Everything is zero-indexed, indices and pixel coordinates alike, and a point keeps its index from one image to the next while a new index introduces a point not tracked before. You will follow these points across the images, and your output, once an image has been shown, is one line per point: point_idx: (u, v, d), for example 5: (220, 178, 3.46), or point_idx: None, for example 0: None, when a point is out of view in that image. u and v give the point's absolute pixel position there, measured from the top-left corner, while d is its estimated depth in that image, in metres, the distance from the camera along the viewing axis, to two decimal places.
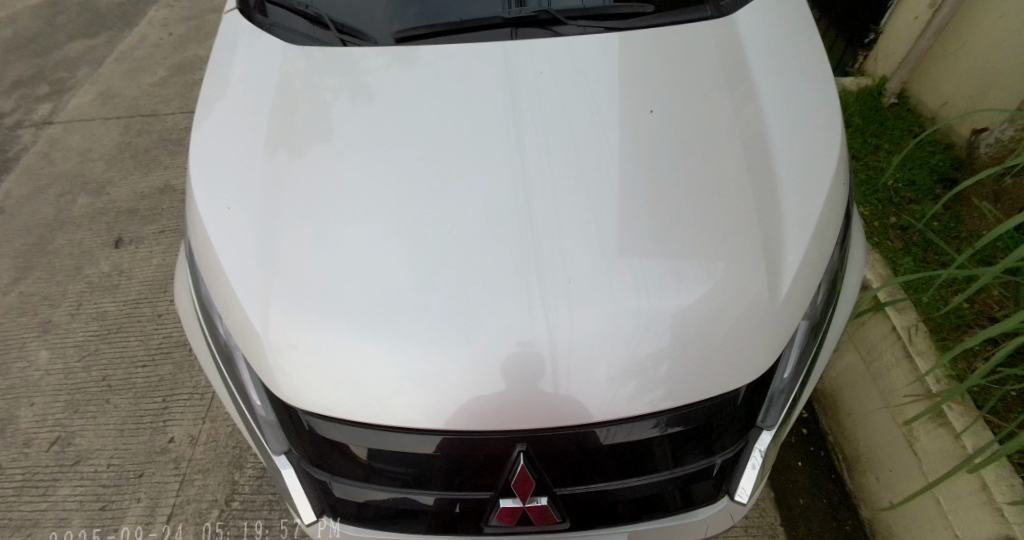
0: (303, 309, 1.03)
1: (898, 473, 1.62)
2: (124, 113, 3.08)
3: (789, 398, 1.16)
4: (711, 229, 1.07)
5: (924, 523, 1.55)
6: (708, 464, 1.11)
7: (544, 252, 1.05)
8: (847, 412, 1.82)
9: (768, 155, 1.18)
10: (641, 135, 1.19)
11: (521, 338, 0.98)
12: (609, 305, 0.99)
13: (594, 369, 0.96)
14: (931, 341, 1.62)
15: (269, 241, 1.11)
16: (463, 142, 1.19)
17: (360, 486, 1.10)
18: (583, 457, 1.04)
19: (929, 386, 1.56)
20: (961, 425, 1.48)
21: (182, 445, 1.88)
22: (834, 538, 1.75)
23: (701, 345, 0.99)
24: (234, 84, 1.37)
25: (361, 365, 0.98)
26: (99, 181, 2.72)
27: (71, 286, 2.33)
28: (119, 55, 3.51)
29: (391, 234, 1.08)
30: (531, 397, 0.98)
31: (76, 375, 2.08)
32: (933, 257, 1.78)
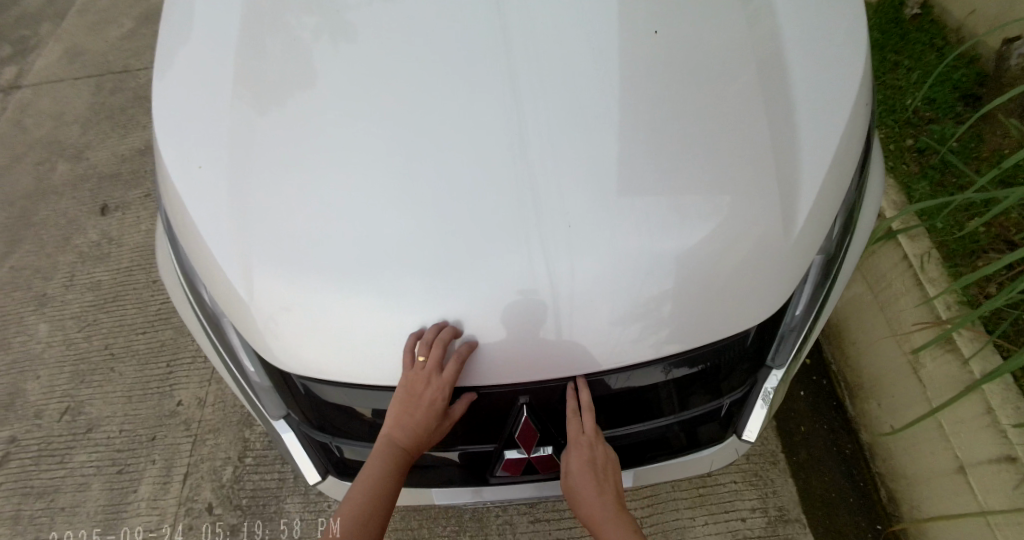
0: (291, 269, 1.02)
1: (900, 399, 1.70)
2: (95, 72, 2.96)
3: (800, 336, 1.21)
4: (716, 171, 1.05)
5: (927, 446, 1.63)
6: (718, 405, 1.17)
7: (541, 199, 1.03)
8: (851, 341, 1.87)
9: (774, 89, 1.13)
10: (642, 63, 1.14)
11: (520, 288, 0.98)
12: (611, 250, 0.98)
13: (589, 315, 0.98)
14: (943, 269, 1.65)
15: (254, 206, 1.08)
16: (452, 79, 1.13)
17: (363, 445, 1.17)
18: (596, 404, 1.10)
19: (939, 312, 1.60)
20: (969, 351, 1.54)
21: (191, 407, 1.91)
22: (833, 461, 1.84)
23: (698, 286, 1.00)
24: (200, 34, 1.29)
25: (360, 324, 0.99)
26: (76, 146, 2.64)
27: (61, 257, 2.30)
28: (82, 8, 3.33)
29: (380, 184, 1.05)
30: (528, 345, 1.00)
31: (77, 345, 2.09)
32: (951, 179, 1.78)
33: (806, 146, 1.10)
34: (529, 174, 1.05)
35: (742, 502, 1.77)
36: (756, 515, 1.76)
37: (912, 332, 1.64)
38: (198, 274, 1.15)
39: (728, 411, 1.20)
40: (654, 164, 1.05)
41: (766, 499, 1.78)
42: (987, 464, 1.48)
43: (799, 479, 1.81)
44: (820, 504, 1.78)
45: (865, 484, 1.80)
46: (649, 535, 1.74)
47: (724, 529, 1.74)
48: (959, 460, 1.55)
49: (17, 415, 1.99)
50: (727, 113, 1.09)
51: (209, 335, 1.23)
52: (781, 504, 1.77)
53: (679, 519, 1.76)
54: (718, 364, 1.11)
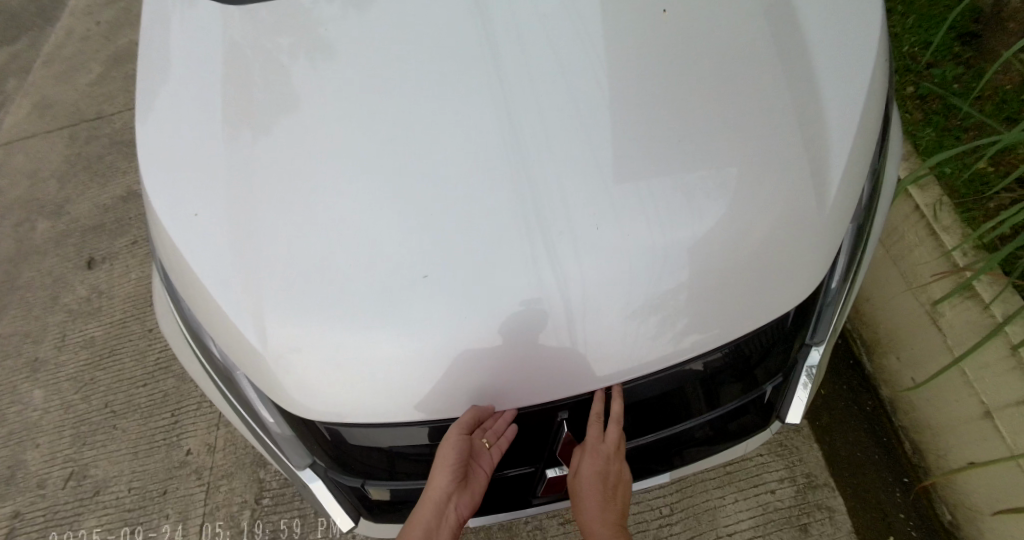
0: (299, 308, 1.00)
1: (922, 351, 1.67)
2: (67, 122, 2.92)
3: (836, 310, 1.27)
4: (723, 157, 1.02)
5: (952, 394, 1.61)
6: (760, 393, 1.27)
7: (544, 206, 1.00)
8: (866, 298, 1.85)
9: (776, 67, 1.10)
10: (631, 51, 1.11)
11: (527, 299, 0.96)
12: (623, 247, 0.96)
13: (607, 317, 0.96)
14: (957, 216, 1.62)
15: (251, 248, 1.05)
16: (441, 90, 1.10)
17: (393, 482, 1.18)
18: (650, 405, 1.17)
19: (956, 261, 1.57)
20: (990, 295, 1.51)
21: (201, 455, 1.89)
22: (858, 421, 1.83)
23: (718, 271, 0.98)
24: (172, 73, 1.27)
25: (371, 358, 0.97)
26: (56, 200, 2.61)
27: (51, 318, 2.27)
28: (46, 57, 3.29)
29: (381, 207, 1.02)
30: (532, 347, 0.98)
31: (75, 407, 2.06)
32: (956, 122, 1.76)
33: (812, 120, 1.07)
34: (530, 181, 1.02)
35: (769, 475, 1.75)
36: (785, 485, 1.73)
37: (930, 283, 1.61)
38: (201, 324, 1.13)
39: (770, 396, 1.30)
40: (656, 158, 1.02)
41: (793, 467, 1.75)
42: (1012, 407, 1.45)
43: (823, 443, 1.79)
44: (846, 466, 1.76)
45: (889, 440, 1.79)
46: (679, 518, 1.72)
47: (755, 504, 1.72)
48: (985, 405, 1.52)
49: (20, 488, 1.98)
50: (728, 97, 1.06)
51: (221, 387, 1.21)
52: (808, 471, 1.75)
53: (710, 500, 1.74)
54: (757, 356, 1.18)
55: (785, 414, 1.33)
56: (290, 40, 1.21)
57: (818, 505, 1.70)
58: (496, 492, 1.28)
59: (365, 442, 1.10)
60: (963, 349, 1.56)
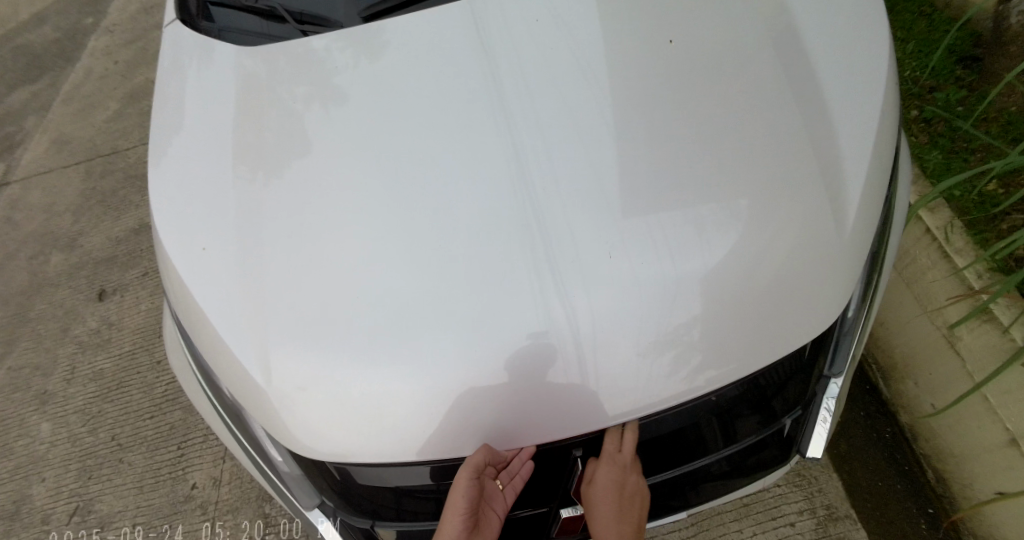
0: (305, 344, 1.00)
1: (940, 376, 1.64)
2: (84, 157, 2.98)
3: (854, 338, 1.26)
4: (734, 187, 1.02)
5: (974, 420, 1.56)
6: (779, 427, 1.24)
7: (553, 237, 1.00)
8: (880, 322, 1.82)
9: (784, 97, 1.11)
10: (637, 86, 1.13)
11: (536, 330, 0.95)
12: (632, 279, 0.96)
13: (618, 348, 0.94)
14: (969, 237, 1.60)
15: (260, 283, 1.06)
16: (451, 127, 1.13)
17: (402, 523, 1.15)
18: (668, 439, 1.15)
19: (971, 283, 1.54)
20: (1008, 319, 1.47)
21: (206, 489, 1.86)
22: (877, 449, 1.78)
23: (731, 301, 0.97)
24: (189, 111, 1.31)
25: (379, 394, 0.96)
26: (70, 234, 2.65)
27: (61, 350, 2.28)
28: (66, 95, 3.38)
29: (391, 241, 1.03)
30: (544, 381, 0.96)
31: (82, 440, 2.05)
32: (962, 144, 1.76)
33: (825, 149, 1.07)
34: (540, 214, 1.02)
35: (788, 506, 1.70)
36: (804, 518, 1.68)
37: (946, 306, 1.59)
38: (208, 359, 1.12)
39: (790, 429, 1.27)
40: (664, 188, 1.03)
41: (812, 499, 1.71)
42: None
43: (843, 473, 1.75)
44: (867, 496, 1.71)
45: (911, 469, 1.74)
46: None
47: (774, 537, 1.66)
48: (1010, 432, 1.47)
49: (25, 523, 1.95)
50: (735, 128, 1.07)
51: (229, 423, 1.21)
52: (828, 502, 1.70)
53: (728, 534, 1.68)
54: (775, 388, 1.16)
55: (805, 447, 1.30)
56: (304, 78, 1.24)
57: (840, 538, 1.65)
58: (509, 535, 1.24)
59: (369, 483, 1.08)
60: (984, 374, 1.52)
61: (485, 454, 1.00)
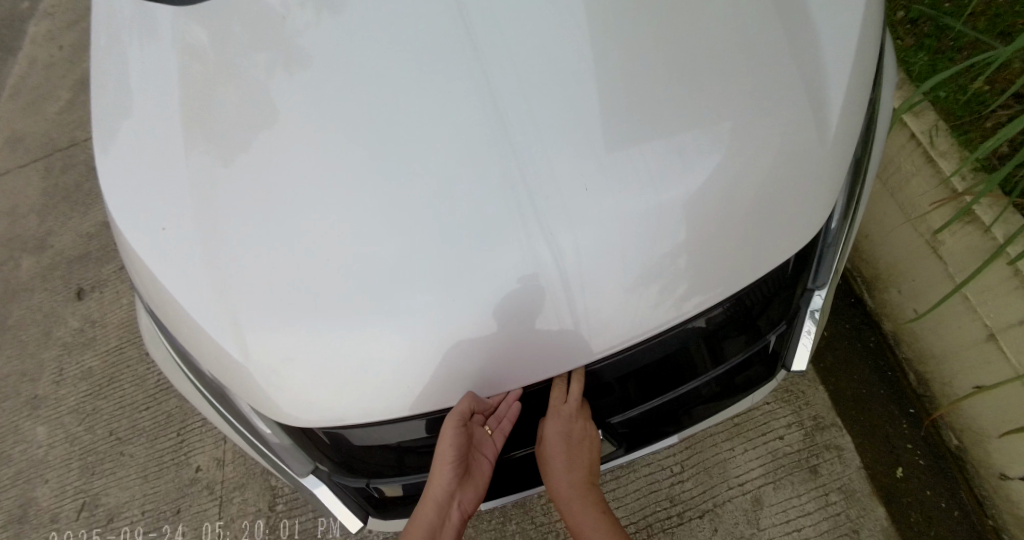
0: (285, 316, 1.00)
1: (923, 280, 1.68)
2: (41, 153, 2.88)
3: (836, 252, 1.27)
4: (714, 109, 1.01)
5: (954, 319, 1.61)
6: (763, 344, 1.28)
7: (532, 182, 1.00)
8: (864, 234, 1.85)
9: (767, 11, 1.08)
10: (613, 16, 1.09)
11: (525, 275, 0.96)
12: (618, 214, 0.96)
13: (607, 284, 0.96)
14: (953, 139, 1.60)
15: (233, 260, 1.04)
16: (426, 75, 1.09)
17: (404, 477, 1.20)
18: (657, 369, 1.17)
19: (955, 187, 1.55)
20: (989, 218, 1.49)
21: (210, 470, 1.91)
22: (862, 357, 1.85)
23: (712, 224, 0.98)
24: (136, 93, 1.25)
25: (371, 355, 0.97)
26: (39, 235, 2.59)
27: (45, 354, 2.27)
28: (14, 88, 3.23)
29: (369, 198, 1.02)
30: (531, 325, 0.98)
31: (80, 439, 2.08)
32: (948, 43, 1.74)
33: (806, 63, 1.06)
34: (518, 158, 1.01)
35: (777, 421, 1.77)
36: (792, 430, 1.76)
37: (930, 212, 1.61)
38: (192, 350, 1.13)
39: (775, 345, 1.31)
40: (643, 119, 1.01)
41: (800, 412, 1.78)
42: (1017, 326, 1.45)
43: (829, 384, 1.81)
44: (851, 403, 1.79)
45: (893, 372, 1.82)
46: (691, 475, 1.75)
47: (764, 452, 1.74)
48: (989, 328, 1.52)
49: (33, 524, 2.00)
50: (715, 48, 1.05)
51: (216, 404, 1.22)
52: (815, 413, 1.77)
53: (720, 453, 1.76)
54: (756, 309, 1.19)
55: (790, 362, 1.34)
56: (258, 45, 1.19)
57: (826, 445, 1.73)
58: (507, 475, 1.32)
59: (365, 445, 1.12)
60: (964, 275, 1.56)
61: (469, 402, 1.04)
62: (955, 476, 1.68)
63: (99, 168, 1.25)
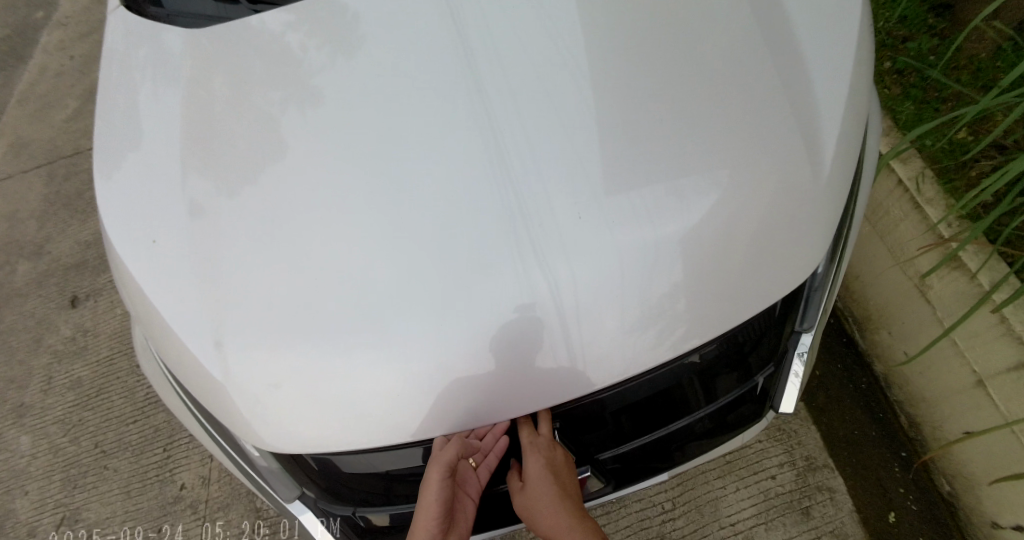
0: (277, 345, 0.99)
1: (912, 323, 1.68)
2: (45, 160, 2.90)
3: (823, 294, 1.27)
4: (703, 149, 1.03)
5: (943, 364, 1.61)
6: (752, 385, 1.28)
7: (530, 210, 1.01)
8: (855, 275, 1.87)
9: (756, 52, 1.10)
10: (608, 58, 1.12)
11: (520, 309, 0.96)
12: (613, 251, 0.97)
13: (602, 319, 0.96)
14: (939, 187, 1.62)
15: (227, 283, 1.04)
16: (424, 107, 1.10)
17: (391, 507, 1.18)
18: (648, 405, 1.17)
19: (941, 233, 1.57)
20: (976, 265, 1.50)
21: (195, 489, 1.87)
22: (854, 399, 1.84)
23: (705, 265, 0.98)
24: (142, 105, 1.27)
25: (364, 383, 0.96)
26: (37, 241, 2.59)
27: (35, 361, 2.25)
28: (21, 95, 3.26)
29: (365, 229, 1.02)
30: (525, 359, 0.97)
31: (64, 450, 2.05)
32: (933, 93, 1.78)
33: (797, 109, 1.08)
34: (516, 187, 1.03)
35: (770, 460, 1.76)
36: (785, 470, 1.74)
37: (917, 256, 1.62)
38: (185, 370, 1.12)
39: (764, 386, 1.31)
40: (637, 161, 1.03)
41: (792, 452, 1.76)
42: (1005, 374, 1.45)
43: (821, 424, 1.81)
44: (844, 445, 1.77)
45: (884, 415, 1.81)
46: (682, 513, 1.73)
47: (756, 491, 1.72)
48: (978, 374, 1.52)
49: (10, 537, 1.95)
50: (710, 94, 1.07)
51: (206, 425, 1.21)
52: (808, 453, 1.76)
53: (712, 491, 1.74)
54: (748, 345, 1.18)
55: (779, 403, 1.34)
56: (266, 66, 1.20)
57: (818, 487, 1.71)
58: (494, 509, 1.30)
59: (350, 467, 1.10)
60: (953, 320, 1.56)
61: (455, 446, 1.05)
62: (947, 523, 1.67)
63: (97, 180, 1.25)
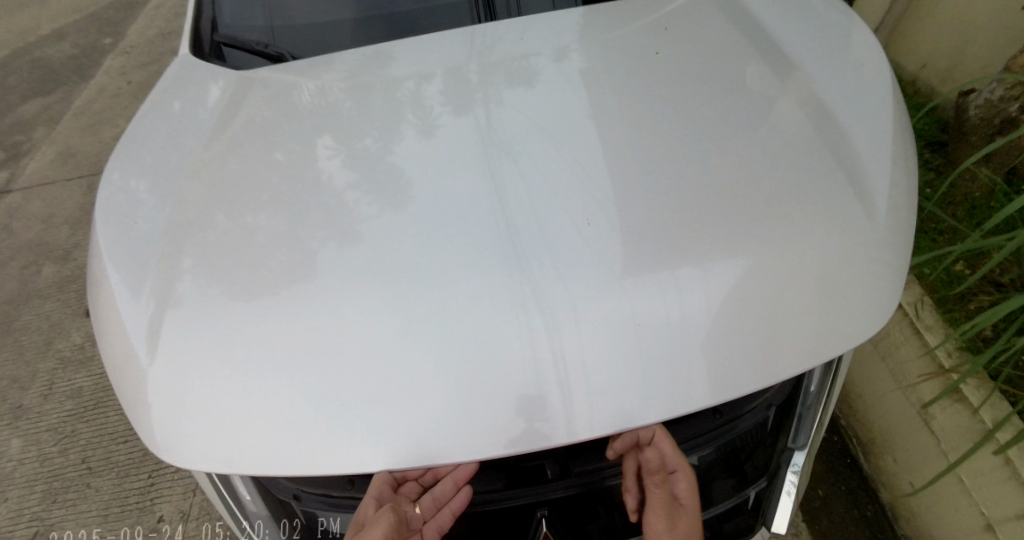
0: (244, 359, 0.91)
1: (917, 452, 1.62)
2: (86, 172, 3.01)
3: (817, 413, 1.19)
4: (721, 229, 0.96)
5: (950, 501, 1.54)
6: (742, 499, 1.18)
7: (533, 271, 0.94)
8: (857, 394, 1.83)
9: (776, 140, 1.09)
10: (631, 132, 1.13)
11: (516, 349, 0.87)
12: (619, 302, 0.89)
13: (606, 372, 0.86)
14: (939, 315, 1.62)
15: (209, 306, 0.98)
16: (446, 161, 1.13)
17: None
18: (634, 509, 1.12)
19: (941, 361, 1.55)
20: (978, 399, 1.46)
21: (173, 523, 1.78)
22: (857, 528, 1.74)
23: (726, 329, 0.89)
24: (193, 128, 1.31)
25: (338, 440, 0.86)
26: (65, 247, 2.64)
27: (41, 364, 2.23)
28: (76, 110, 3.43)
29: (367, 259, 0.99)
30: (516, 406, 0.86)
31: (52, 460, 1.98)
32: (930, 225, 1.80)
33: (832, 182, 1.02)
34: (520, 249, 0.97)
35: None
36: None
37: (918, 383, 1.59)
38: None
39: (755, 503, 1.19)
40: (656, 220, 0.98)
41: None
42: (1014, 521, 1.37)
43: None
44: None
45: None
46: None
47: None
48: (986, 517, 1.45)
49: None
50: (733, 169, 1.05)
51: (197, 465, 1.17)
52: None
53: None
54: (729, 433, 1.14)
55: (770, 521, 1.19)
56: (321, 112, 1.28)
57: None
58: None
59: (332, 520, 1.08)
60: (958, 454, 1.51)
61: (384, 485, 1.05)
62: None
63: (97, 201, 1.23)
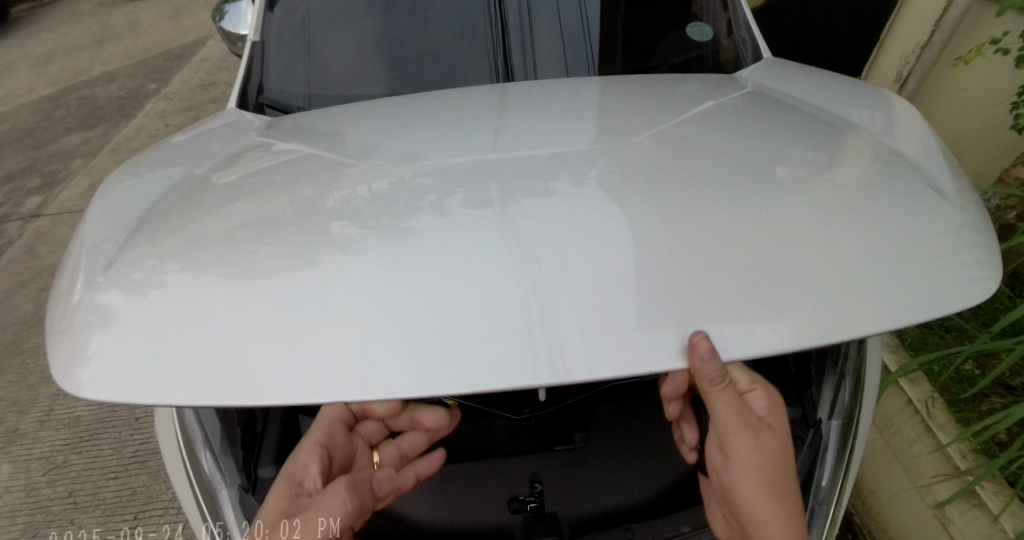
0: (194, 288, 0.83)
1: None
2: None
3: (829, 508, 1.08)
4: (732, 195, 0.88)
5: None
6: None
7: (520, 222, 0.85)
8: (870, 491, 1.73)
9: (793, 134, 1.03)
10: (640, 123, 1.08)
11: (493, 291, 0.77)
12: (611, 255, 0.80)
13: (596, 325, 0.76)
14: (951, 414, 1.55)
15: (166, 256, 0.90)
16: (445, 141, 1.09)
17: None
18: None
19: (957, 463, 1.47)
20: (998, 506, 1.39)
21: None
22: None
23: (738, 289, 0.78)
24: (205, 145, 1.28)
25: (284, 382, 0.74)
26: None
27: (43, 390, 2.20)
28: (114, 146, 3.56)
29: (345, 210, 0.92)
30: (491, 348, 0.74)
31: (38, 491, 1.91)
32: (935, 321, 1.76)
33: (854, 166, 0.95)
34: (534, 277, 0.79)
35: None
36: None
37: (932, 483, 1.51)
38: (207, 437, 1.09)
39: None
40: (658, 185, 0.90)
41: None
42: None
43: None
44: None
45: None
46: None
47: None
48: None
49: None
50: (745, 152, 0.99)
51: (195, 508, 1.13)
52: None
53: None
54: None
55: None
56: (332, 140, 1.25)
57: None
58: None
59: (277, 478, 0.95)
60: None
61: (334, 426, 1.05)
62: None
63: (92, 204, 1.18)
